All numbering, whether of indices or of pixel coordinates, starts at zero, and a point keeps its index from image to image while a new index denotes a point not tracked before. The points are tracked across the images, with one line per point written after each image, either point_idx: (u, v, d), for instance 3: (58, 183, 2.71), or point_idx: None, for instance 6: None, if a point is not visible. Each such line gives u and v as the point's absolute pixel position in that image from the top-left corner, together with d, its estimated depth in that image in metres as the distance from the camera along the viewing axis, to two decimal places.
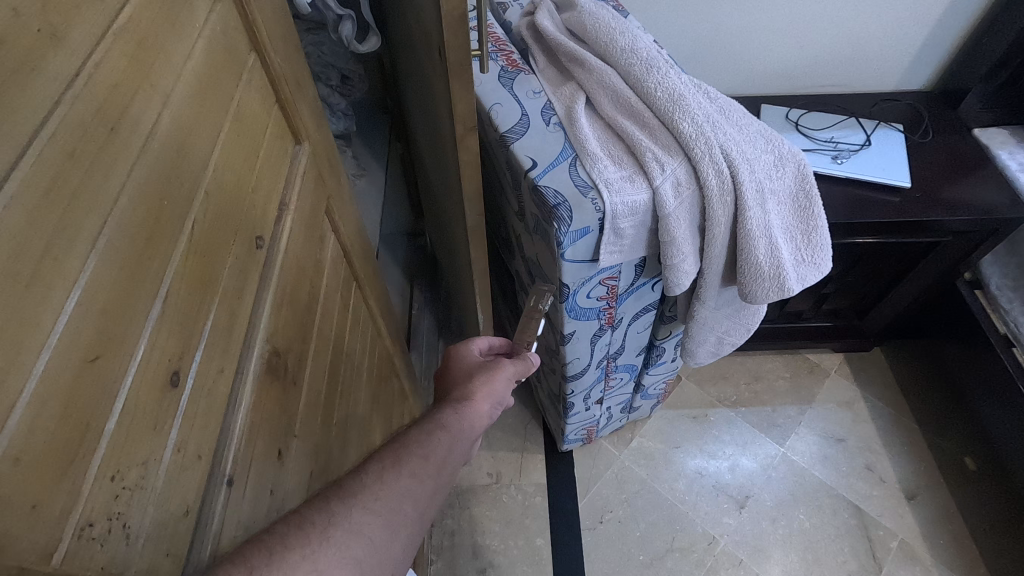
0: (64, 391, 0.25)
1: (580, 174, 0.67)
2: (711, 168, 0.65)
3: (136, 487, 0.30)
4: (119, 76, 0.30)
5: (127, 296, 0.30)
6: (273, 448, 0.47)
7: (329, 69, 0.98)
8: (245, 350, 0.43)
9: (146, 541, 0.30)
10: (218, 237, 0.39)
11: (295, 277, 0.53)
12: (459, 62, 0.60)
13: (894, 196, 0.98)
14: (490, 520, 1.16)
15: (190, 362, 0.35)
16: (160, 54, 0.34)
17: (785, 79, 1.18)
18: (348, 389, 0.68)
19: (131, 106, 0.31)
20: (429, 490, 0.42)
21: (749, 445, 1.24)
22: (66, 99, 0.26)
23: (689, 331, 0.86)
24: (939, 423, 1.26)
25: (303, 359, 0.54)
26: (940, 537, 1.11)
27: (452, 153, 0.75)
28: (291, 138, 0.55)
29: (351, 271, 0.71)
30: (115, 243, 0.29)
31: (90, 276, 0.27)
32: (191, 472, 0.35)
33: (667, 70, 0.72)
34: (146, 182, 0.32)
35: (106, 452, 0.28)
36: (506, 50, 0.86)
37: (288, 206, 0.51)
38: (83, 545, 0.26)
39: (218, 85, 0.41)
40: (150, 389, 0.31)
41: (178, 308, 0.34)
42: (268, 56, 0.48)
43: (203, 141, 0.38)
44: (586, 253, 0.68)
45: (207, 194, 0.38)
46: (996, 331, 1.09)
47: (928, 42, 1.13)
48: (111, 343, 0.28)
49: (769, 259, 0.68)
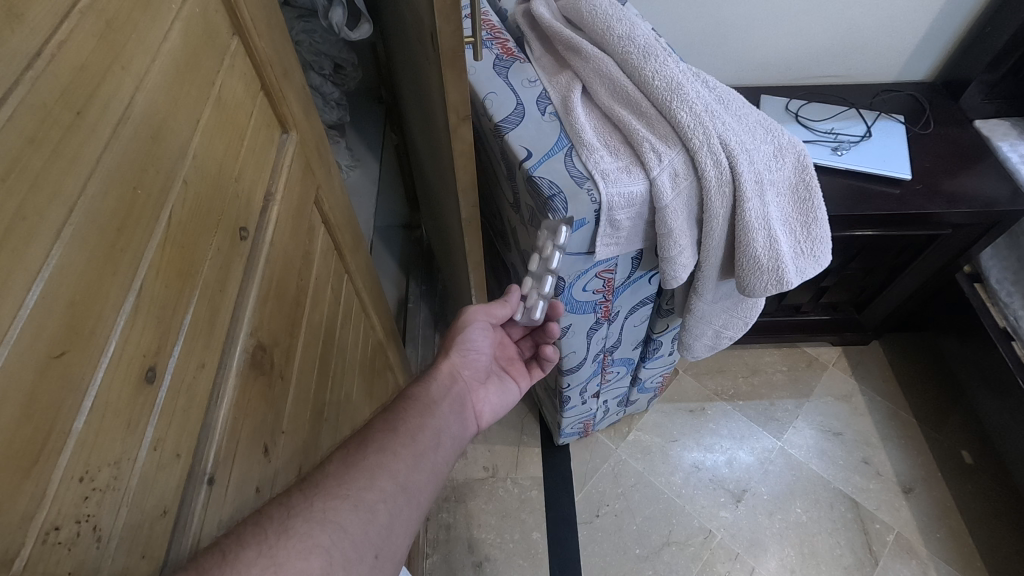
0: (25, 388, 0.24)
1: (576, 164, 0.66)
2: (710, 158, 0.63)
3: (108, 488, 0.29)
4: (86, 57, 0.28)
5: (97, 289, 0.28)
6: (258, 445, 0.45)
7: (321, 58, 0.96)
8: (227, 345, 0.41)
9: (119, 543, 0.29)
10: (198, 227, 0.38)
11: (282, 269, 0.51)
12: (452, 49, 0.59)
13: (894, 189, 0.97)
14: (486, 513, 1.15)
15: (167, 357, 0.34)
16: (132, 35, 0.32)
17: (785, 70, 1.17)
18: (339, 382, 0.67)
19: (100, 89, 0.29)
20: None
21: (747, 438, 1.24)
22: (26, 81, 0.25)
23: (687, 325, 0.85)
24: (937, 417, 1.25)
25: (291, 354, 0.53)
26: (936, 530, 1.11)
27: (445, 142, 0.73)
28: (278, 126, 0.54)
29: (342, 262, 0.70)
30: (82, 234, 0.28)
31: (55, 267, 0.26)
32: (169, 471, 0.34)
33: (666, 58, 0.70)
34: (116, 170, 0.30)
35: (74, 452, 0.27)
36: (501, 38, 0.84)
37: (274, 196, 0.50)
38: (47, 551, 0.25)
39: (197, 68, 0.39)
40: (125, 385, 0.30)
41: (154, 301, 0.33)
42: (251, 40, 0.47)
43: (181, 128, 0.37)
44: (581, 245, 0.67)
45: (187, 183, 0.37)
46: (996, 325, 1.08)
47: (930, 31, 1.11)
48: (77, 338, 0.27)
49: (768, 251, 0.67)
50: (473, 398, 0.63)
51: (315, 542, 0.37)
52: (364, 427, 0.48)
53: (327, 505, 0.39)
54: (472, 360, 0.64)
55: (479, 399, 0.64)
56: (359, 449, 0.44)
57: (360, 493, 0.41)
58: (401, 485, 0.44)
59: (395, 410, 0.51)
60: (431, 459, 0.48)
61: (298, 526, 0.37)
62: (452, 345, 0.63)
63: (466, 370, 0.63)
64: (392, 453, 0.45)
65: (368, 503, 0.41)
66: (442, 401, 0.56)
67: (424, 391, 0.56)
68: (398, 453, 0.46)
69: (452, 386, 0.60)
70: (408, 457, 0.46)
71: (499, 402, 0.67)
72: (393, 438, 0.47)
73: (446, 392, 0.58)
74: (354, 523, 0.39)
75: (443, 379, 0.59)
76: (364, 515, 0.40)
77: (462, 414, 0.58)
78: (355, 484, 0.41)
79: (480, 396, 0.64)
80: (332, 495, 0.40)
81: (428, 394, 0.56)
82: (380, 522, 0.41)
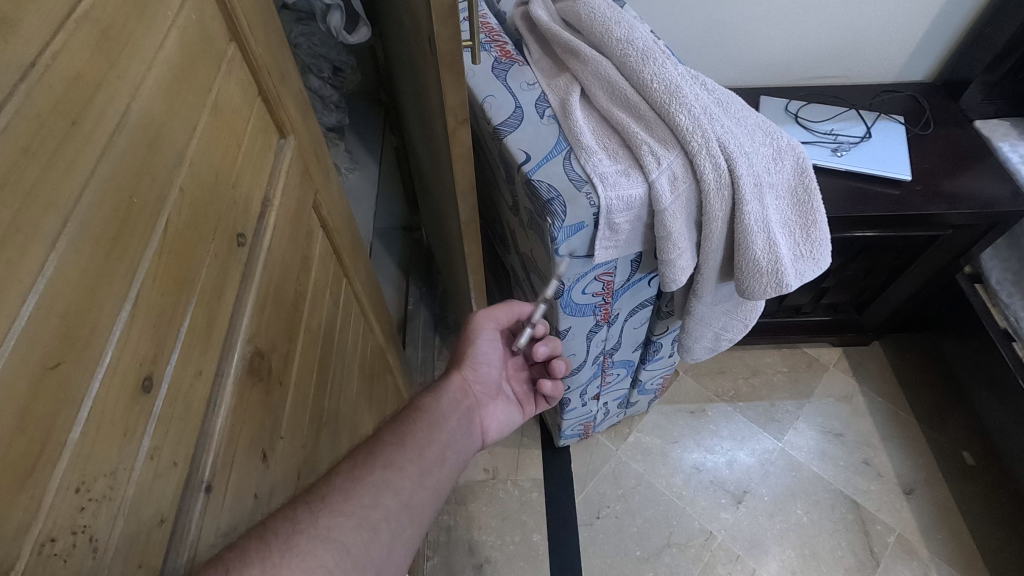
0: (19, 401, 0.24)
1: (575, 167, 0.66)
2: (709, 161, 0.63)
3: (104, 498, 0.29)
4: (81, 68, 0.28)
5: (93, 299, 0.28)
6: (256, 451, 0.45)
7: (320, 61, 0.96)
8: (225, 352, 0.41)
9: (115, 554, 0.29)
10: (195, 234, 0.38)
11: (280, 274, 0.51)
12: (450, 53, 0.59)
13: (895, 190, 0.97)
14: (486, 515, 1.15)
15: (164, 365, 0.34)
16: (128, 44, 0.32)
17: (785, 71, 1.17)
18: (339, 385, 0.67)
19: (94, 98, 0.29)
20: None
21: (747, 439, 1.23)
22: (20, 93, 0.25)
23: (686, 327, 0.85)
24: (938, 418, 1.25)
25: (289, 360, 0.52)
26: (937, 531, 1.11)
27: (443, 144, 0.73)
28: (276, 131, 0.54)
29: (341, 266, 0.70)
30: (77, 245, 0.28)
31: (50, 279, 0.26)
32: (166, 479, 0.34)
33: (664, 60, 0.70)
34: (112, 178, 0.30)
35: (70, 463, 0.27)
36: (499, 41, 0.84)
37: (271, 202, 0.50)
38: (43, 562, 0.25)
39: (194, 76, 0.39)
40: (121, 395, 0.30)
41: (150, 310, 0.33)
42: (248, 45, 0.46)
43: (178, 136, 0.37)
44: (580, 248, 0.67)
45: (183, 190, 0.37)
46: (996, 326, 1.08)
47: (929, 32, 1.11)
48: (72, 349, 0.27)
49: (767, 255, 0.67)
50: (482, 413, 0.63)
51: (318, 561, 0.37)
52: (374, 437, 0.48)
53: (332, 522, 0.39)
54: (483, 373, 0.64)
55: (487, 415, 0.63)
56: (367, 461, 0.44)
57: (364, 511, 0.41)
58: (404, 502, 0.44)
59: (403, 420, 0.51)
60: (435, 476, 0.48)
61: (302, 543, 0.37)
62: (465, 356, 0.63)
63: (478, 384, 0.63)
64: (399, 468, 0.45)
65: (371, 522, 0.41)
66: (452, 415, 0.56)
67: (435, 403, 0.56)
68: (404, 468, 0.46)
69: (463, 401, 0.60)
70: (414, 472, 0.46)
71: (507, 420, 0.66)
72: (400, 451, 0.47)
73: (456, 405, 0.58)
74: (357, 543, 0.39)
75: (455, 391, 0.59)
76: (367, 534, 0.40)
77: (469, 430, 0.58)
78: (361, 500, 0.41)
79: (489, 411, 0.64)
80: (337, 511, 0.40)
81: (438, 406, 0.55)
82: (382, 542, 0.41)
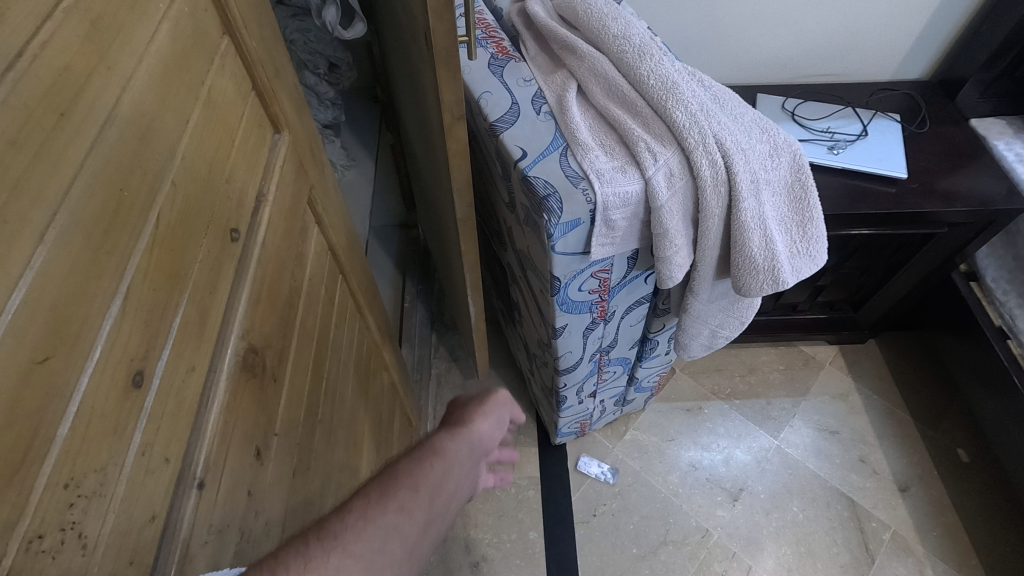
0: (7, 396, 0.24)
1: (571, 163, 0.65)
2: (705, 157, 0.63)
3: (94, 494, 0.28)
4: (69, 59, 0.28)
5: (82, 293, 0.28)
6: (250, 448, 0.45)
7: (316, 57, 0.96)
8: (218, 348, 0.41)
9: (106, 551, 0.29)
10: (187, 228, 0.38)
11: (274, 271, 0.51)
12: (447, 49, 0.58)
13: (891, 187, 0.97)
14: (482, 513, 1.15)
15: (155, 361, 0.34)
16: (118, 36, 0.32)
17: (782, 68, 1.16)
18: (334, 382, 0.67)
19: (84, 91, 0.29)
20: (417, 529, 0.40)
21: (743, 437, 1.24)
22: (7, 82, 0.24)
23: (682, 324, 0.84)
24: (934, 415, 1.26)
25: (284, 357, 0.52)
26: (932, 528, 1.11)
27: (440, 141, 0.73)
28: (270, 126, 0.53)
29: (337, 263, 0.70)
30: (66, 239, 0.27)
31: (38, 272, 0.26)
32: (158, 476, 0.33)
33: (661, 56, 0.70)
34: (102, 171, 0.30)
35: (59, 459, 0.26)
36: (496, 37, 0.83)
37: (265, 197, 0.49)
38: (31, 559, 0.24)
39: (186, 68, 0.39)
40: (111, 390, 0.30)
41: (142, 304, 0.33)
42: (241, 39, 0.46)
43: (169, 129, 0.36)
44: (577, 245, 0.67)
45: (175, 184, 0.37)
46: (991, 323, 1.08)
47: (925, 30, 1.11)
48: (61, 343, 0.27)
49: (764, 251, 0.67)
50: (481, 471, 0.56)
51: None
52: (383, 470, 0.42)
53: (341, 565, 0.34)
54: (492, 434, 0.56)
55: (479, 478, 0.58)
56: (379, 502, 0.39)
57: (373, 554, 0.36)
58: (407, 550, 0.39)
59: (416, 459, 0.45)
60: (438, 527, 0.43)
61: None
62: (478, 411, 0.55)
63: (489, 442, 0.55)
64: (409, 514, 0.40)
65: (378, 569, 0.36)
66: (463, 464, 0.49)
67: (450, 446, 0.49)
68: (413, 514, 0.40)
69: (479, 454, 0.52)
70: (421, 520, 0.41)
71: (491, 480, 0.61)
72: (412, 496, 0.41)
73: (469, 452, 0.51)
74: None
75: (472, 438, 0.52)
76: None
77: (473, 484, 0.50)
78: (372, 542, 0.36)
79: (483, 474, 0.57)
80: (347, 552, 0.35)
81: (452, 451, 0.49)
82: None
